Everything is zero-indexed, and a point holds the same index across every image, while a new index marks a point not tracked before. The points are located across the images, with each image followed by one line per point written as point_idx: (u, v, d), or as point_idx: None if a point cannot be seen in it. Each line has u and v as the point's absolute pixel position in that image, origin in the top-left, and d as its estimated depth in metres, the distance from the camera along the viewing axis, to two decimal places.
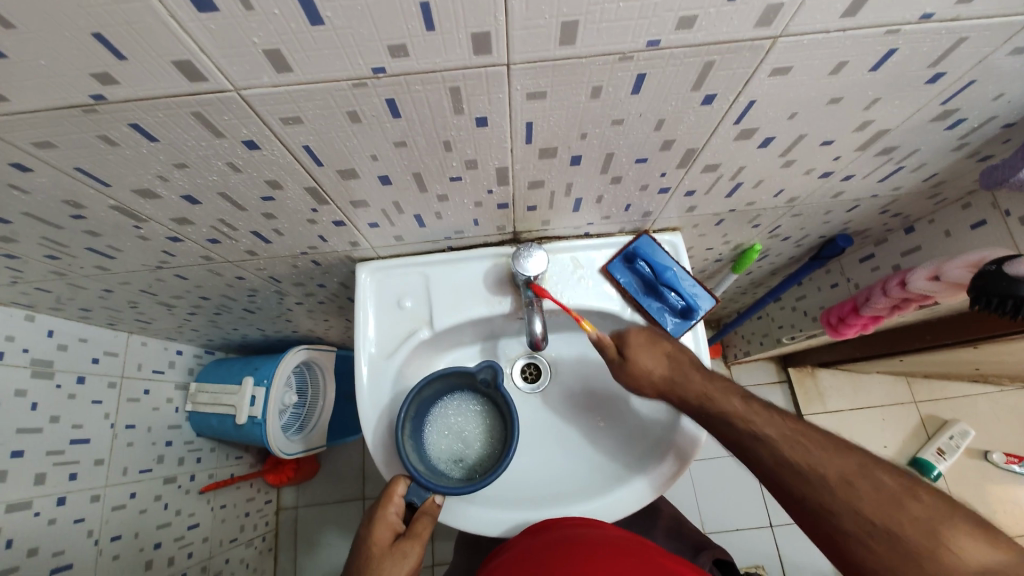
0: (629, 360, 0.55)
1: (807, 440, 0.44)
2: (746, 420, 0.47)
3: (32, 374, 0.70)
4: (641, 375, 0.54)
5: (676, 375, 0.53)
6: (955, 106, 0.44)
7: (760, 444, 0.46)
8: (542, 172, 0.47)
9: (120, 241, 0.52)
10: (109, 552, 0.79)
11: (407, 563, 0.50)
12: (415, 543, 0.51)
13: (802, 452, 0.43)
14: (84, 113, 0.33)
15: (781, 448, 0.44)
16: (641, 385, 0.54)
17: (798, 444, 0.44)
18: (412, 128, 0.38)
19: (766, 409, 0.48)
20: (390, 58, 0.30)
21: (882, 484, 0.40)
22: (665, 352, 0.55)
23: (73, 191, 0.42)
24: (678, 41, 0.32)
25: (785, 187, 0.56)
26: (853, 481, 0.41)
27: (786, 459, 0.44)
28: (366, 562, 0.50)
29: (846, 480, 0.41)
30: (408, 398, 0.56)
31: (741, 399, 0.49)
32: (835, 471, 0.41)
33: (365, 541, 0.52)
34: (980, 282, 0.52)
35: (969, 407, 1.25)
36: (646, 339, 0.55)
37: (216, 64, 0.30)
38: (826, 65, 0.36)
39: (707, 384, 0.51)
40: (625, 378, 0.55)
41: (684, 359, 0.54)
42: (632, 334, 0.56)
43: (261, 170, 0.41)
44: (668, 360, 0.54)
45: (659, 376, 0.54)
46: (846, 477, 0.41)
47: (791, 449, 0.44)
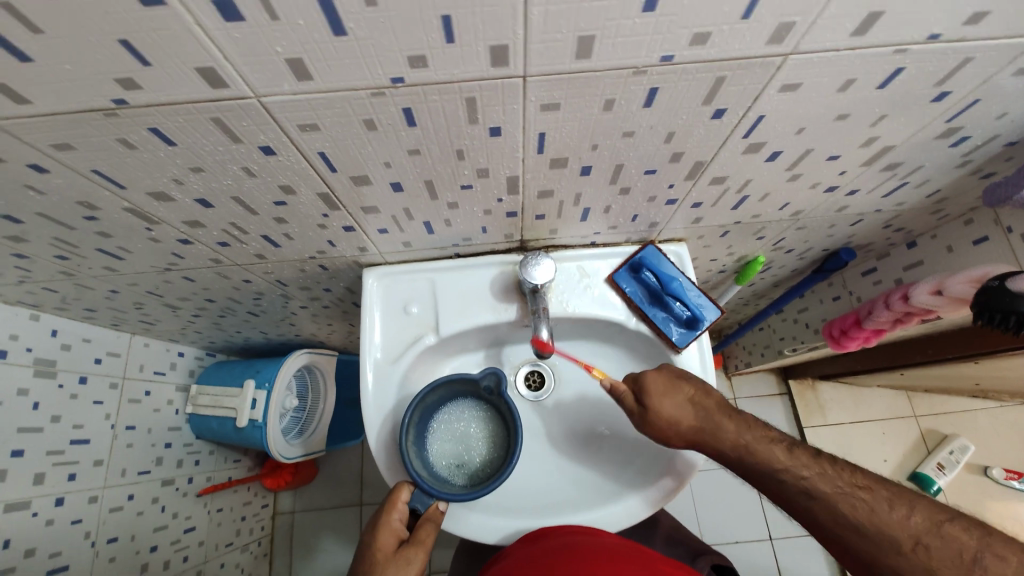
0: (650, 409, 0.53)
1: (864, 495, 0.44)
2: (796, 476, 0.47)
3: (34, 374, 0.70)
4: (664, 424, 0.52)
5: (706, 424, 0.52)
6: (959, 125, 0.44)
7: (814, 501, 0.46)
8: (552, 181, 0.47)
9: (131, 243, 0.53)
10: (105, 555, 0.78)
11: (411, 569, 0.51)
12: (419, 549, 0.52)
13: (865, 511, 0.44)
14: (105, 117, 0.33)
15: (841, 506, 0.45)
16: (668, 436, 0.53)
17: (858, 502, 0.44)
18: (426, 137, 0.38)
19: (815, 460, 0.48)
20: (409, 68, 0.31)
21: (951, 541, 0.41)
22: (687, 397, 0.53)
23: (88, 192, 0.42)
24: (691, 56, 0.32)
25: (790, 201, 0.57)
26: (924, 542, 0.41)
27: (846, 517, 0.44)
28: (370, 568, 0.50)
29: (913, 540, 0.41)
30: (413, 404, 0.56)
31: (786, 449, 0.50)
32: (901, 529, 0.42)
33: (369, 547, 0.52)
34: (982, 297, 0.52)
35: (970, 423, 1.25)
36: (665, 383, 0.54)
37: (238, 71, 0.30)
38: (834, 83, 0.36)
39: (742, 434, 0.51)
40: (648, 428, 0.54)
41: (708, 401, 0.53)
42: (650, 380, 0.54)
43: (275, 175, 0.42)
44: (691, 405, 0.53)
45: (685, 425, 0.52)
46: (914, 536, 0.42)
47: (850, 507, 0.44)
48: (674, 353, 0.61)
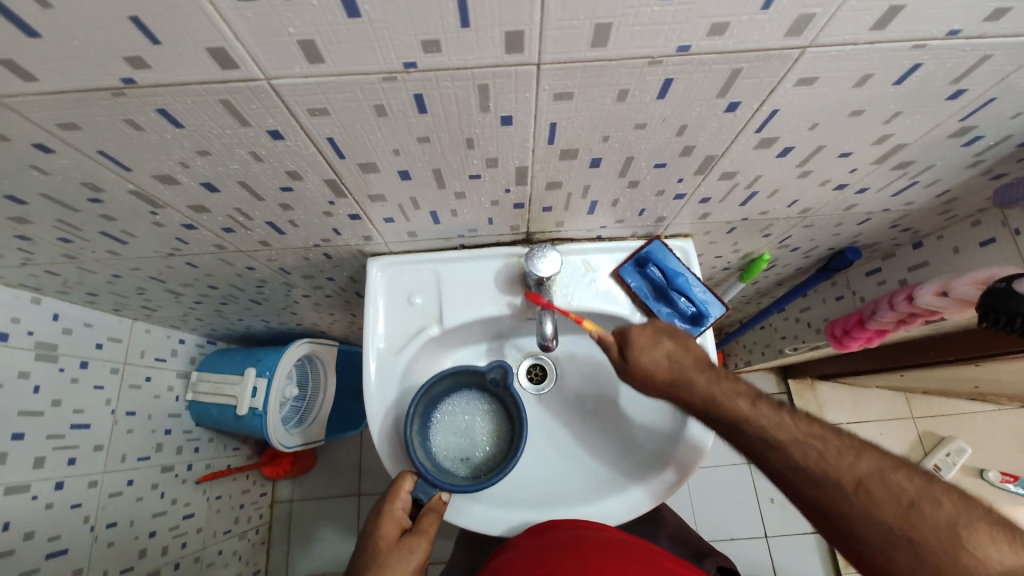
0: (631, 361, 0.52)
1: (817, 444, 0.43)
2: (757, 425, 0.46)
3: (35, 357, 0.69)
4: (642, 376, 0.51)
5: (680, 376, 0.50)
6: (973, 124, 0.44)
7: (771, 450, 0.45)
8: (561, 173, 0.47)
9: (134, 227, 0.52)
10: (105, 539, 0.79)
11: (414, 558, 0.50)
12: (422, 539, 0.51)
13: (817, 457, 0.43)
14: (112, 96, 0.33)
15: (795, 454, 0.43)
16: (646, 386, 0.52)
17: (811, 449, 0.43)
18: (437, 124, 0.38)
19: (774, 411, 0.47)
20: (423, 53, 0.30)
21: (896, 488, 0.40)
22: (668, 351, 0.51)
23: (93, 174, 0.42)
24: (708, 47, 0.32)
25: (799, 198, 0.57)
26: (868, 487, 0.40)
27: (800, 465, 0.43)
28: (372, 556, 0.50)
29: (861, 486, 0.40)
30: (419, 394, 0.56)
31: (748, 401, 0.47)
32: (850, 476, 0.41)
33: (372, 535, 0.52)
34: (989, 299, 0.52)
35: (967, 425, 1.26)
36: (649, 337, 0.52)
37: (249, 52, 0.30)
38: (851, 78, 0.36)
39: (712, 386, 0.49)
40: (630, 379, 0.52)
41: (687, 356, 0.51)
42: (633, 333, 0.52)
43: (282, 160, 0.41)
44: (669, 359, 0.51)
45: (662, 378, 0.51)
46: (860, 482, 0.41)
47: (803, 455, 0.43)
48: None
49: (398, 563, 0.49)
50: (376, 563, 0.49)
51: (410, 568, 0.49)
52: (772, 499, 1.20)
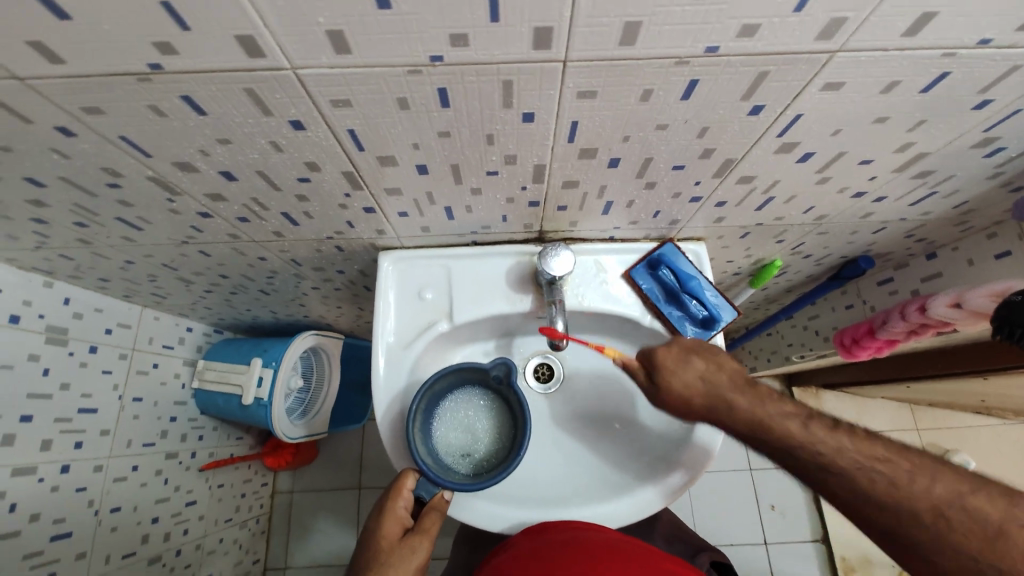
0: (661, 386, 0.50)
1: (884, 467, 0.41)
2: (814, 450, 0.44)
3: (46, 340, 0.70)
4: (675, 402, 0.49)
5: (715, 397, 0.48)
6: (997, 135, 0.44)
7: (831, 475, 0.43)
8: (578, 172, 0.47)
9: (150, 213, 0.52)
10: (108, 524, 0.79)
11: (416, 557, 0.50)
12: (424, 538, 0.51)
13: (886, 484, 0.41)
14: (138, 81, 0.33)
15: (858, 479, 0.42)
16: (679, 409, 0.50)
17: (878, 474, 0.41)
18: (459, 119, 0.38)
19: (832, 431, 0.44)
20: (450, 47, 0.30)
21: (974, 513, 0.38)
22: (698, 373, 0.49)
23: (113, 159, 0.42)
24: (737, 49, 0.32)
25: (816, 205, 0.56)
26: (946, 514, 0.39)
27: (866, 492, 0.41)
28: (374, 555, 0.50)
29: (936, 513, 0.39)
30: (420, 391, 0.55)
31: (801, 422, 0.45)
32: (922, 501, 0.39)
33: (375, 533, 0.52)
34: (1003, 312, 0.51)
35: (971, 439, 1.25)
36: (676, 358, 0.50)
37: (277, 41, 0.30)
38: (877, 84, 0.36)
39: (755, 406, 0.47)
40: (661, 404, 0.51)
41: (720, 379, 0.49)
42: (660, 355, 0.51)
43: (302, 151, 0.41)
44: (702, 380, 0.49)
45: (695, 401, 0.49)
46: (936, 508, 0.39)
47: (870, 481, 0.41)
48: None
49: (400, 563, 0.49)
50: (377, 563, 0.49)
51: (412, 568, 0.49)
52: (773, 506, 1.20)
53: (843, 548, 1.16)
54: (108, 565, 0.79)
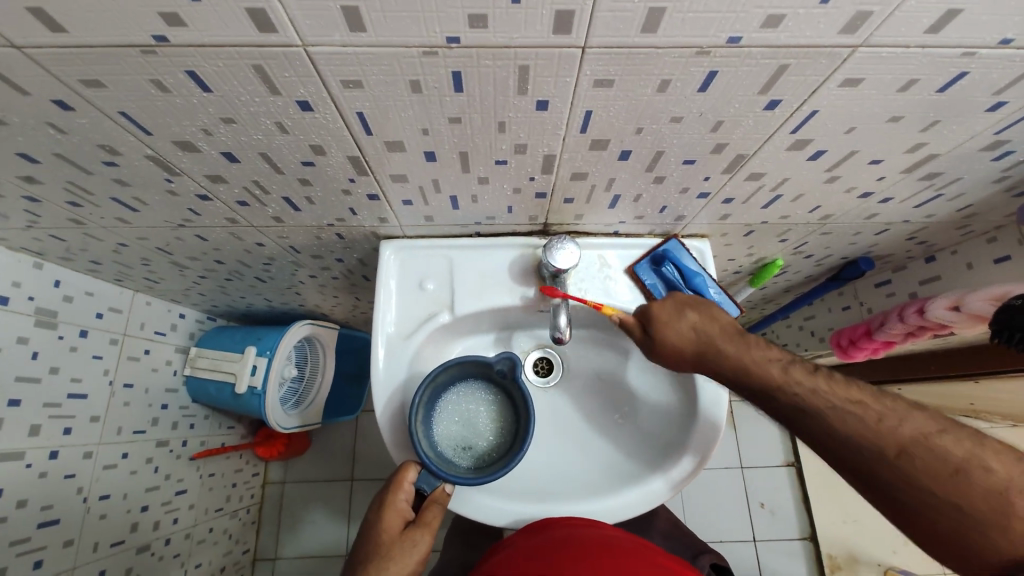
0: (655, 338, 0.53)
1: (855, 408, 0.40)
2: (788, 392, 0.44)
3: (35, 323, 0.68)
4: (667, 352, 0.52)
5: (705, 345, 0.50)
6: (1007, 138, 0.44)
7: (804, 416, 0.43)
8: (588, 164, 0.46)
9: (147, 194, 0.51)
10: (97, 511, 0.78)
11: (417, 550, 0.50)
12: (425, 531, 0.51)
13: (854, 423, 0.40)
14: (142, 53, 0.31)
15: (829, 419, 0.41)
16: (674, 361, 0.52)
17: (850, 412, 0.40)
18: (471, 104, 0.37)
19: (811, 376, 0.44)
20: (467, 27, 0.30)
21: (941, 453, 0.37)
22: (691, 324, 0.52)
23: (112, 135, 0.41)
24: (759, 40, 0.31)
25: (822, 204, 0.56)
26: (910, 453, 0.37)
27: (834, 429, 0.40)
28: (376, 548, 0.50)
29: (902, 451, 0.38)
30: (424, 383, 0.55)
31: (780, 366, 0.45)
32: (892, 440, 0.38)
33: (374, 526, 0.52)
34: (1003, 315, 0.51)
35: None
36: (669, 312, 0.53)
37: (289, 15, 0.28)
38: (896, 82, 0.36)
39: (739, 353, 0.48)
40: (656, 356, 0.53)
41: (708, 330, 0.51)
42: (653, 310, 0.54)
43: (308, 133, 0.40)
44: (692, 330, 0.51)
45: (687, 351, 0.51)
46: (902, 447, 0.38)
47: (840, 419, 0.40)
48: None
49: (401, 556, 0.49)
50: (379, 556, 0.49)
51: (413, 561, 0.50)
52: (763, 504, 1.21)
53: (830, 545, 1.17)
54: (96, 553, 0.78)
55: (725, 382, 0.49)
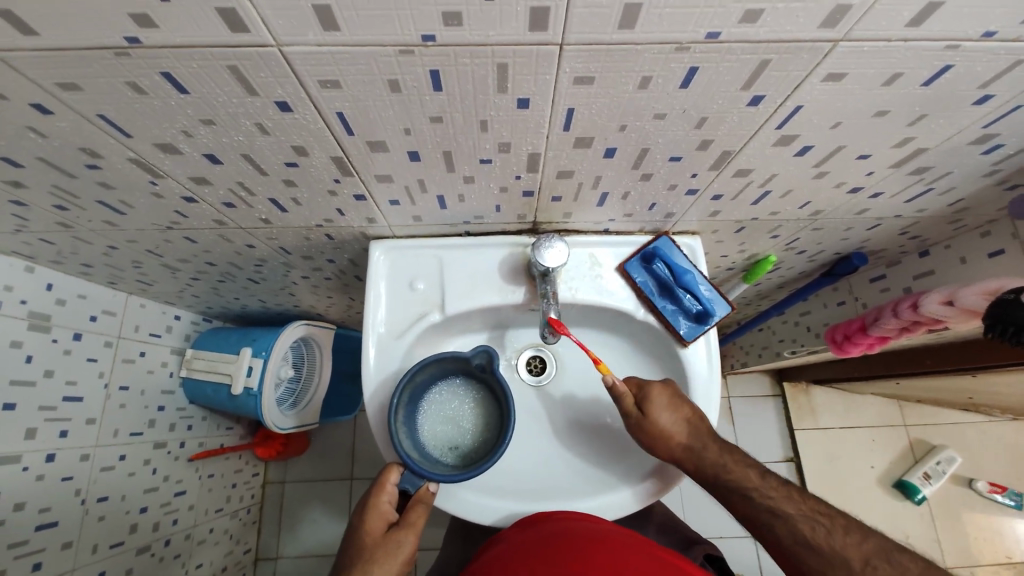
0: (649, 417, 0.54)
1: (823, 518, 0.47)
2: (764, 494, 0.49)
3: (28, 326, 0.68)
4: (657, 439, 0.54)
5: (694, 444, 0.53)
6: (996, 131, 0.43)
7: (776, 520, 0.48)
8: (573, 162, 0.46)
9: (133, 197, 0.51)
10: (95, 513, 0.78)
11: (401, 552, 0.50)
12: (410, 532, 0.51)
13: (823, 534, 0.45)
14: (116, 56, 0.31)
15: (802, 526, 0.46)
16: (656, 446, 0.54)
17: (818, 524, 0.46)
18: (451, 103, 0.37)
19: (783, 487, 0.50)
20: (442, 26, 0.29)
21: (899, 567, 0.42)
22: (685, 417, 0.54)
23: (93, 138, 0.40)
24: (738, 34, 0.31)
25: (812, 200, 0.56)
26: (874, 565, 0.43)
27: (807, 540, 0.46)
28: (359, 552, 0.50)
29: (867, 564, 0.43)
30: (400, 385, 0.54)
31: (757, 471, 0.51)
32: (856, 554, 0.44)
33: (357, 529, 0.52)
34: (995, 310, 0.50)
35: (959, 435, 1.26)
36: (667, 399, 0.55)
37: (261, 15, 0.28)
38: (880, 76, 0.35)
39: (721, 454, 0.52)
40: (642, 436, 0.55)
41: (697, 431, 0.53)
42: (654, 391, 0.55)
43: (290, 134, 0.40)
44: (686, 424, 0.54)
45: (675, 441, 0.53)
46: (866, 560, 0.43)
47: (811, 529, 0.46)
48: (681, 346, 0.60)
49: (386, 559, 0.49)
50: (362, 560, 0.49)
51: (399, 561, 0.50)
52: None
53: None
54: (95, 555, 0.78)
55: (702, 482, 0.53)
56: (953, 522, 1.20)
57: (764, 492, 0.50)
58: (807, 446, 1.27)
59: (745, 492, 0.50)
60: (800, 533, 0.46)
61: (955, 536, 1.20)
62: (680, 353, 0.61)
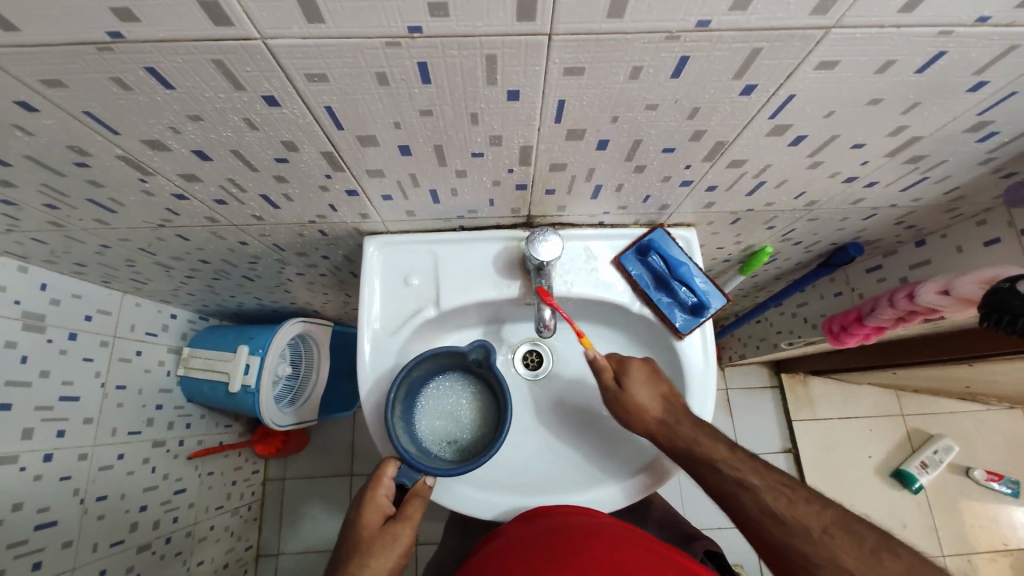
0: (625, 390, 0.55)
1: (789, 490, 0.46)
2: (732, 467, 0.48)
3: (22, 327, 0.68)
4: (633, 410, 0.55)
5: (669, 418, 0.53)
6: (991, 118, 0.43)
7: (742, 491, 0.47)
8: (566, 154, 0.46)
9: (123, 195, 0.50)
10: (95, 512, 0.78)
11: (398, 545, 0.50)
12: (407, 525, 0.51)
13: (786, 504, 0.44)
14: (99, 51, 0.31)
15: (767, 497, 0.45)
16: (632, 420, 0.55)
17: (781, 494, 0.45)
18: (441, 96, 0.36)
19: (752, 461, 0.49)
20: (428, 17, 0.29)
21: (858, 536, 0.41)
22: (662, 393, 0.55)
23: (79, 136, 0.40)
24: (729, 23, 0.31)
25: (807, 190, 0.56)
26: (832, 533, 0.42)
27: (771, 509, 0.44)
28: (356, 546, 0.50)
29: (826, 532, 0.42)
30: (397, 380, 0.54)
31: (727, 445, 0.50)
32: (817, 524, 0.42)
33: (354, 523, 0.52)
34: (991, 298, 0.50)
35: (956, 425, 1.27)
36: (645, 375, 0.56)
37: (244, 8, 0.28)
38: (872, 63, 0.35)
39: (695, 429, 0.52)
40: (618, 409, 0.56)
41: (672, 406, 0.54)
42: (633, 367, 0.57)
43: (278, 129, 0.40)
44: (662, 400, 0.55)
45: (650, 415, 0.54)
46: (826, 528, 0.42)
47: (774, 498, 0.45)
48: (677, 339, 0.60)
49: (382, 552, 0.49)
50: (359, 553, 0.49)
51: (395, 554, 0.50)
52: None
53: None
54: (96, 553, 0.78)
55: (673, 455, 0.52)
56: (950, 511, 1.21)
57: (733, 464, 0.49)
58: (804, 437, 1.28)
59: (712, 463, 0.49)
60: (764, 502, 0.45)
61: (952, 524, 1.20)
62: (675, 345, 0.61)
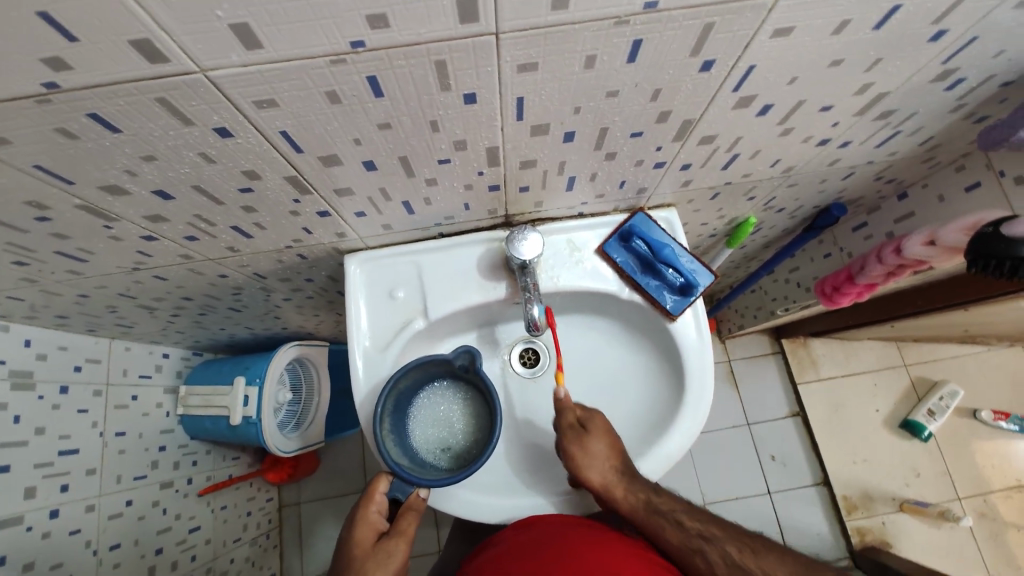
0: (588, 436, 0.54)
1: (750, 542, 0.50)
2: (692, 522, 0.52)
3: (12, 386, 0.66)
4: (592, 459, 0.53)
5: (624, 469, 0.53)
6: (956, 66, 0.42)
7: (708, 544, 0.50)
8: (534, 150, 0.45)
9: (91, 243, 0.49)
10: (109, 561, 0.77)
11: (393, 561, 0.50)
12: (401, 540, 0.51)
13: (750, 555, 0.49)
14: (38, 103, 0.30)
15: (730, 551, 0.49)
16: (588, 467, 0.53)
17: (745, 547, 0.50)
18: (396, 108, 0.35)
19: (710, 520, 0.53)
20: (370, 29, 0.28)
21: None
22: (616, 445, 0.55)
23: (35, 190, 0.39)
24: (676, 1, 0.30)
25: (782, 157, 0.55)
26: None
27: (736, 561, 0.49)
28: (349, 563, 0.49)
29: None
30: (383, 394, 0.53)
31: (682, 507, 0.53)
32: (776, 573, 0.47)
33: (347, 541, 0.52)
34: (976, 244, 0.50)
35: (959, 368, 1.27)
36: (603, 425, 0.55)
37: (178, 42, 0.27)
38: (830, 24, 0.34)
39: (649, 490, 0.53)
40: (575, 454, 0.54)
41: (626, 459, 0.54)
42: (597, 415, 0.56)
43: (236, 159, 0.39)
44: (617, 451, 0.54)
45: (609, 465, 0.53)
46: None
47: (739, 551, 0.50)
48: (669, 321, 0.60)
49: (377, 567, 0.49)
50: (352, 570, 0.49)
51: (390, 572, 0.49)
52: (773, 456, 1.25)
53: (844, 487, 1.21)
54: None
55: (625, 513, 0.52)
56: (962, 454, 1.22)
57: (693, 524, 0.52)
58: (811, 400, 1.28)
59: (674, 517, 0.52)
60: (730, 555, 0.49)
61: (966, 468, 1.21)
62: (669, 328, 0.60)
